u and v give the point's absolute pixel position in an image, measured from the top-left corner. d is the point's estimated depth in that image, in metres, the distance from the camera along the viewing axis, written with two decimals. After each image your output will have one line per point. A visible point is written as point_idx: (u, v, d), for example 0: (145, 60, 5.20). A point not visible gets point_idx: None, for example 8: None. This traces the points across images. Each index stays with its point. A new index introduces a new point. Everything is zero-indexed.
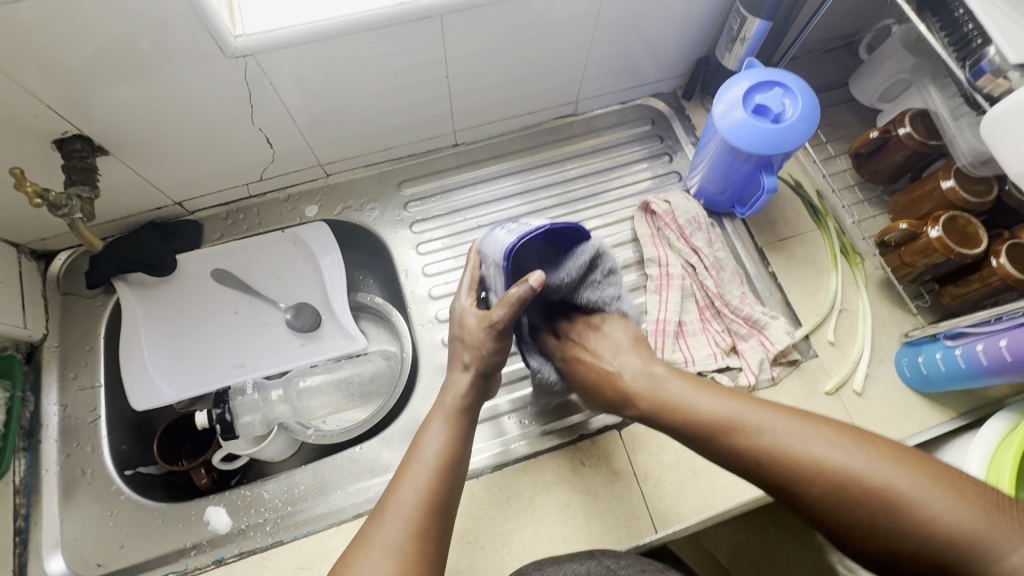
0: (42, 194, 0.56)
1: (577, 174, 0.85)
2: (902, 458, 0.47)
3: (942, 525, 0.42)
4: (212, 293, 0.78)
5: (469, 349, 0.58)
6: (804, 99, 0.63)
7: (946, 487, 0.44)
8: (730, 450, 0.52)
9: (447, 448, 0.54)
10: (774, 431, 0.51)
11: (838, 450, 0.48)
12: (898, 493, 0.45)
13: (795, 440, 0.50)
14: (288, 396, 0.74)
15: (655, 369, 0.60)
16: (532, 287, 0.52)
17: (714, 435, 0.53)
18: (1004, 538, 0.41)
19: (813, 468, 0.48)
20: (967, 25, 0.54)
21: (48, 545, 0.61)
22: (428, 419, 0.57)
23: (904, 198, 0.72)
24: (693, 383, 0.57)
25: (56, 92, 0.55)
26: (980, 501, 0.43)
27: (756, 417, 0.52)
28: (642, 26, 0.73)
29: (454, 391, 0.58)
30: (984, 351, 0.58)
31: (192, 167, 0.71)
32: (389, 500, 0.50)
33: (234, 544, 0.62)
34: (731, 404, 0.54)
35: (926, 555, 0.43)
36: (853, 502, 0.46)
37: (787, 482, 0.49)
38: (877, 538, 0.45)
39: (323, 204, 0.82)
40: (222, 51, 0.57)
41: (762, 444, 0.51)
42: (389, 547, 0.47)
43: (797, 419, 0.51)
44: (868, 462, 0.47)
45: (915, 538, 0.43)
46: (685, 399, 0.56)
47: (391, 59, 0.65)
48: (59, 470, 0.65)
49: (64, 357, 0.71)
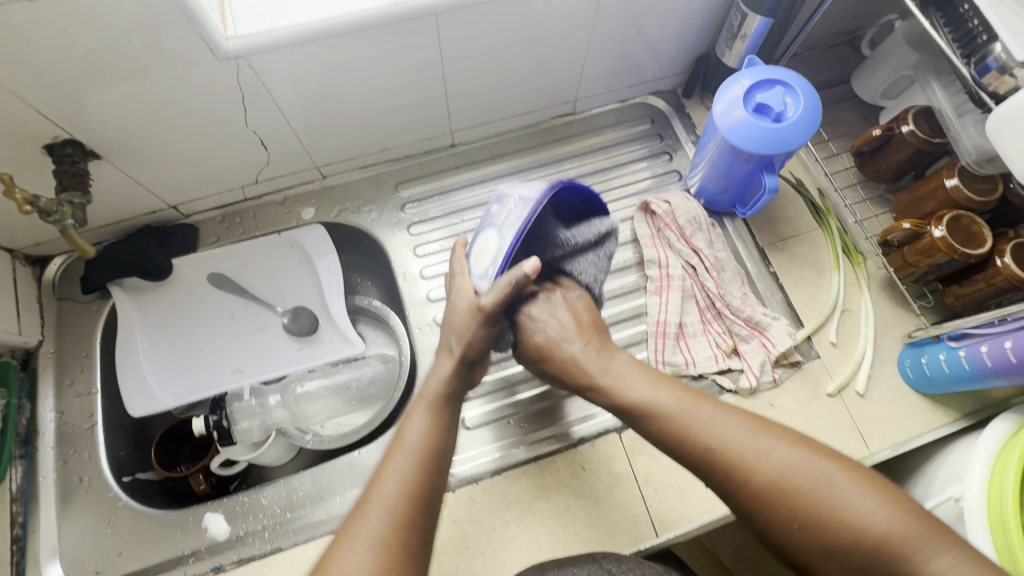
0: (31, 202, 0.56)
1: (576, 174, 0.85)
2: (843, 463, 0.46)
3: (873, 525, 0.42)
4: (209, 298, 0.78)
5: (456, 332, 0.58)
6: (806, 97, 0.62)
7: (878, 490, 0.44)
8: (674, 441, 0.51)
9: (432, 437, 0.52)
10: (721, 425, 0.49)
11: (781, 449, 0.47)
12: (834, 494, 0.44)
13: (741, 434, 0.48)
14: (285, 401, 0.73)
15: (613, 363, 0.58)
16: (527, 274, 0.53)
17: (661, 427, 0.52)
18: (931, 543, 0.41)
19: (757, 463, 0.47)
20: (971, 21, 0.52)
21: (46, 553, 0.61)
22: (409, 411, 0.55)
23: (908, 196, 0.71)
24: (650, 377, 0.55)
25: (45, 96, 0.54)
26: (909, 507, 0.43)
27: (705, 411, 0.51)
28: (642, 24, 0.72)
29: (437, 376, 0.56)
30: (988, 353, 0.57)
31: (185, 170, 0.70)
32: (371, 492, 0.47)
33: (232, 551, 0.62)
34: (683, 398, 0.52)
35: (855, 559, 0.42)
36: (788, 502, 0.45)
37: (726, 474, 0.48)
38: (810, 536, 0.44)
39: (319, 206, 0.81)
40: (214, 53, 0.56)
41: (707, 437, 0.49)
42: (370, 540, 0.44)
43: (746, 417, 0.50)
44: (808, 463, 0.46)
45: (846, 539, 0.43)
46: (638, 391, 0.54)
47: (386, 60, 0.64)
48: (56, 478, 0.65)
49: (60, 364, 0.71)
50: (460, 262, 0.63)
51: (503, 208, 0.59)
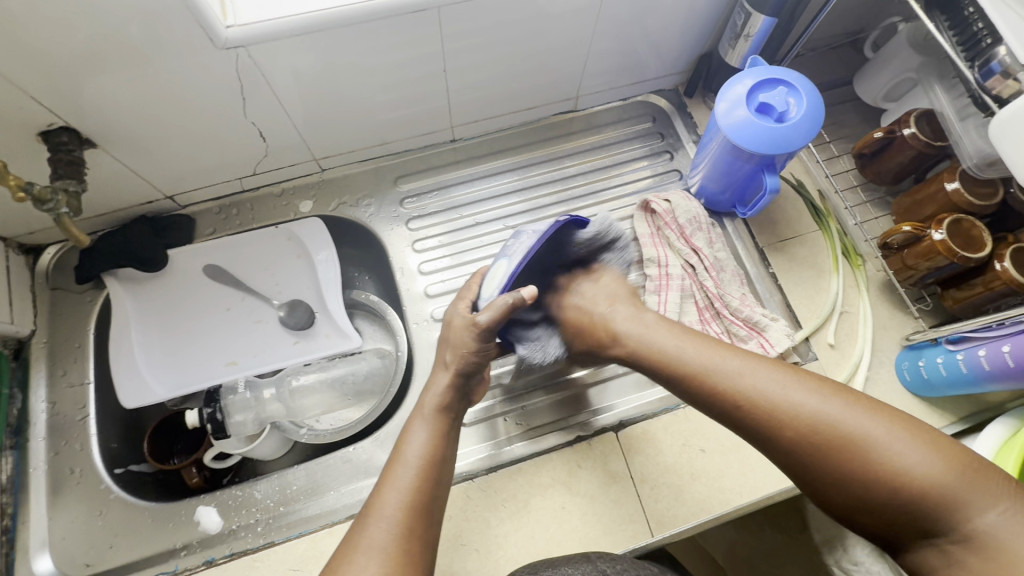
0: (25, 188, 0.55)
1: (576, 171, 0.84)
2: (885, 415, 0.45)
3: (919, 476, 0.41)
4: (205, 289, 0.77)
5: (450, 348, 0.57)
6: (809, 97, 0.62)
7: (925, 440, 0.43)
8: (706, 393, 0.51)
9: (430, 449, 0.51)
10: (755, 378, 0.49)
11: (819, 401, 0.46)
12: (876, 444, 0.43)
13: (775, 387, 0.48)
14: (281, 395, 0.73)
15: (643, 319, 0.60)
16: (523, 298, 0.55)
17: (693, 383, 0.52)
18: (979, 495, 0.40)
19: (790, 414, 0.46)
20: (976, 25, 0.52)
21: (36, 545, 0.60)
22: (408, 423, 0.54)
23: (909, 198, 0.70)
24: (682, 333, 0.56)
25: (41, 83, 0.53)
26: (957, 456, 0.42)
27: (737, 364, 0.51)
28: (645, 22, 0.72)
29: (433, 391, 0.55)
30: (986, 356, 0.57)
31: (181, 159, 0.69)
32: (373, 504, 0.48)
33: (225, 545, 0.61)
34: (714, 354, 0.52)
35: (896, 507, 0.42)
36: (826, 451, 0.44)
37: (759, 424, 0.48)
38: (851, 486, 0.44)
39: (317, 199, 0.81)
40: (213, 42, 0.55)
41: (740, 388, 0.49)
42: (373, 549, 0.45)
43: (783, 369, 0.49)
44: (849, 415, 0.45)
45: (889, 488, 0.42)
46: (670, 347, 0.55)
47: (387, 52, 0.64)
48: (46, 469, 0.64)
49: (53, 354, 0.70)
50: (469, 288, 0.63)
51: (517, 242, 0.63)
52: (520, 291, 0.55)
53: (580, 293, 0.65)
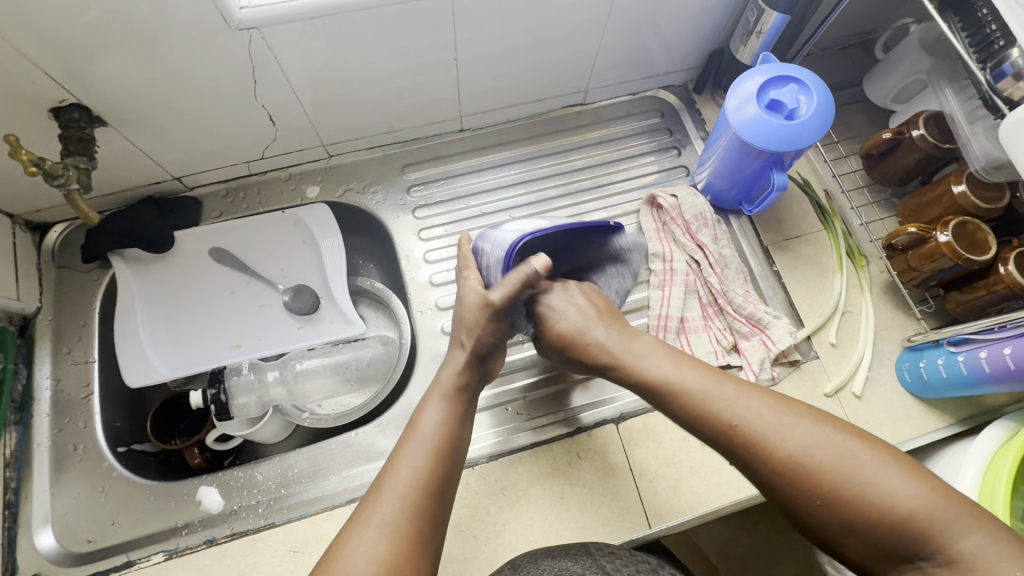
0: (38, 162, 0.55)
1: (582, 165, 0.84)
2: (868, 441, 0.45)
3: (902, 503, 0.41)
4: (209, 272, 0.77)
5: (466, 328, 0.57)
6: (820, 95, 0.62)
7: (906, 468, 0.43)
8: (694, 417, 0.50)
9: (446, 428, 0.52)
10: (746, 404, 0.48)
11: (808, 428, 0.46)
12: (861, 471, 0.43)
13: (766, 412, 0.47)
14: (283, 378, 0.73)
15: (637, 343, 0.56)
16: (536, 270, 0.53)
17: (681, 408, 0.50)
18: (958, 522, 0.40)
19: (779, 440, 0.45)
20: (990, 26, 0.53)
21: (38, 519, 0.61)
22: (424, 400, 0.55)
23: (915, 201, 0.71)
24: (672, 357, 0.54)
25: (54, 60, 0.53)
26: (938, 487, 0.42)
27: (729, 389, 0.49)
28: (656, 16, 0.72)
29: (450, 369, 0.56)
30: (987, 358, 0.57)
31: (191, 142, 0.69)
32: (385, 478, 0.48)
33: (226, 525, 0.62)
34: (706, 376, 0.51)
35: (878, 534, 0.42)
36: (812, 480, 0.44)
37: (748, 450, 0.46)
38: (837, 513, 0.43)
39: (324, 184, 0.81)
40: (227, 23, 0.55)
41: (730, 413, 0.48)
42: (384, 525, 0.45)
43: (770, 396, 0.48)
44: (833, 441, 0.45)
45: (873, 516, 0.42)
46: (661, 372, 0.53)
47: (398, 39, 0.64)
48: (50, 445, 0.65)
49: (58, 332, 0.70)
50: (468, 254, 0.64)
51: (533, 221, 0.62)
52: (529, 262, 0.54)
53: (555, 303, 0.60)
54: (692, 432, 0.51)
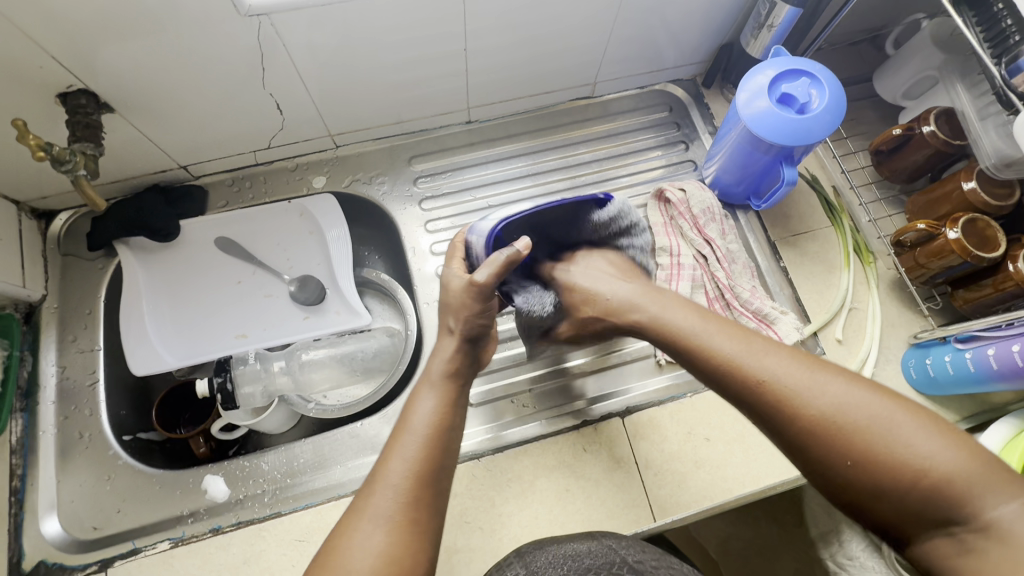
0: (46, 147, 0.55)
1: (589, 158, 0.84)
2: (901, 403, 0.43)
3: (937, 465, 0.39)
4: (215, 261, 0.77)
5: (453, 312, 0.57)
6: (831, 89, 0.62)
7: (940, 431, 0.41)
8: (720, 375, 0.48)
9: (436, 417, 0.51)
10: (774, 362, 0.46)
11: (838, 387, 0.44)
12: (894, 431, 0.41)
13: (793, 371, 0.46)
14: (290, 367, 0.74)
15: (661, 298, 0.57)
16: (519, 251, 0.54)
17: (707, 367, 0.49)
18: (996, 488, 0.38)
19: (807, 398, 0.44)
20: (1005, 21, 0.52)
21: (44, 506, 0.61)
22: (415, 390, 0.54)
23: (924, 197, 0.70)
24: (697, 313, 0.54)
25: (61, 45, 0.53)
26: (974, 449, 0.40)
27: (755, 347, 0.48)
28: (667, 9, 0.72)
29: (440, 357, 0.56)
30: (995, 356, 0.57)
31: (197, 130, 0.69)
32: (379, 472, 0.47)
33: (232, 514, 0.62)
34: (733, 335, 0.50)
35: (912, 497, 0.40)
36: (843, 439, 0.42)
37: (772, 408, 0.45)
38: (868, 474, 0.41)
39: (330, 175, 0.80)
40: (237, 9, 0.55)
41: (756, 370, 0.46)
42: (379, 518, 0.45)
43: (799, 354, 0.47)
44: (865, 401, 0.43)
45: (907, 478, 0.40)
46: (687, 328, 0.52)
47: (407, 29, 0.63)
48: (56, 432, 0.65)
49: (63, 319, 0.70)
50: (459, 245, 0.63)
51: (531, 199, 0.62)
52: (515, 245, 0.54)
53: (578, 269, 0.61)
54: (716, 392, 0.49)
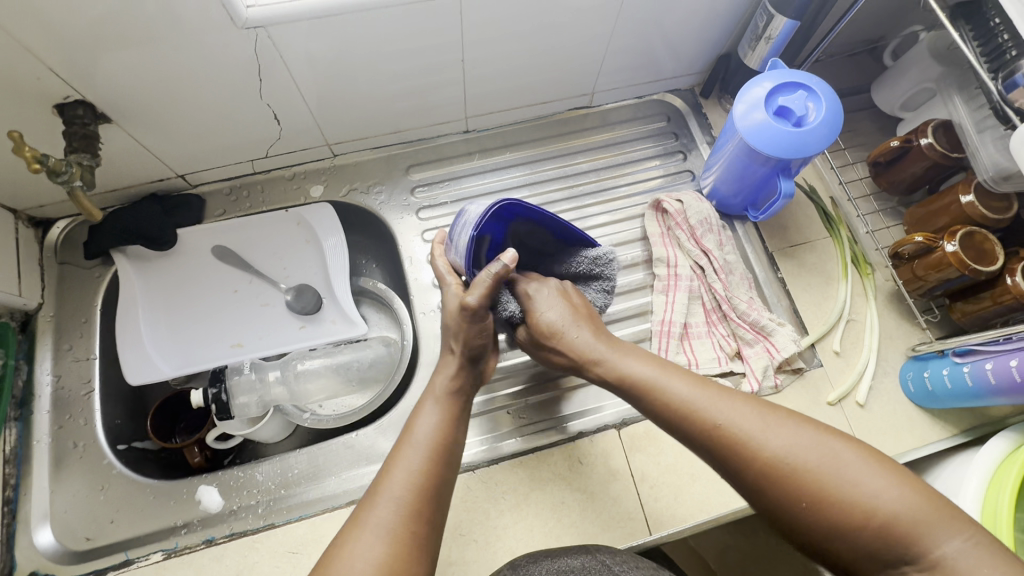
0: (41, 160, 0.55)
1: (587, 168, 0.84)
2: (846, 442, 0.44)
3: (884, 504, 0.40)
4: (212, 270, 0.77)
5: (454, 335, 0.57)
6: (828, 103, 0.62)
7: (886, 470, 0.42)
8: (676, 424, 0.49)
9: (440, 432, 0.51)
10: (730, 409, 0.47)
11: (789, 433, 0.44)
12: (840, 473, 0.42)
13: (742, 416, 0.46)
14: (284, 378, 0.73)
15: (613, 344, 0.57)
16: (505, 266, 0.53)
17: (663, 416, 0.49)
18: (943, 525, 0.39)
19: (757, 445, 0.44)
20: (1001, 35, 0.53)
21: (37, 517, 0.61)
22: (419, 404, 0.54)
23: (922, 209, 0.70)
24: (650, 356, 0.54)
25: (58, 57, 0.53)
26: (919, 487, 0.41)
27: (704, 394, 0.48)
28: (664, 20, 0.72)
29: (443, 374, 0.56)
30: (993, 371, 0.57)
31: (195, 140, 0.69)
32: (380, 483, 0.47)
33: (225, 525, 0.61)
34: (691, 383, 0.50)
35: (863, 538, 0.40)
36: (794, 484, 0.42)
37: (727, 454, 0.45)
38: (819, 518, 0.41)
39: (328, 184, 0.80)
40: (234, 22, 0.55)
41: (707, 417, 0.47)
42: (380, 529, 0.44)
43: (745, 398, 0.48)
44: (813, 443, 0.44)
45: (857, 519, 0.40)
46: (642, 373, 0.52)
47: (405, 40, 0.64)
48: (50, 442, 0.64)
49: (60, 327, 0.70)
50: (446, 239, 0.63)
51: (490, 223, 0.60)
52: (499, 258, 0.54)
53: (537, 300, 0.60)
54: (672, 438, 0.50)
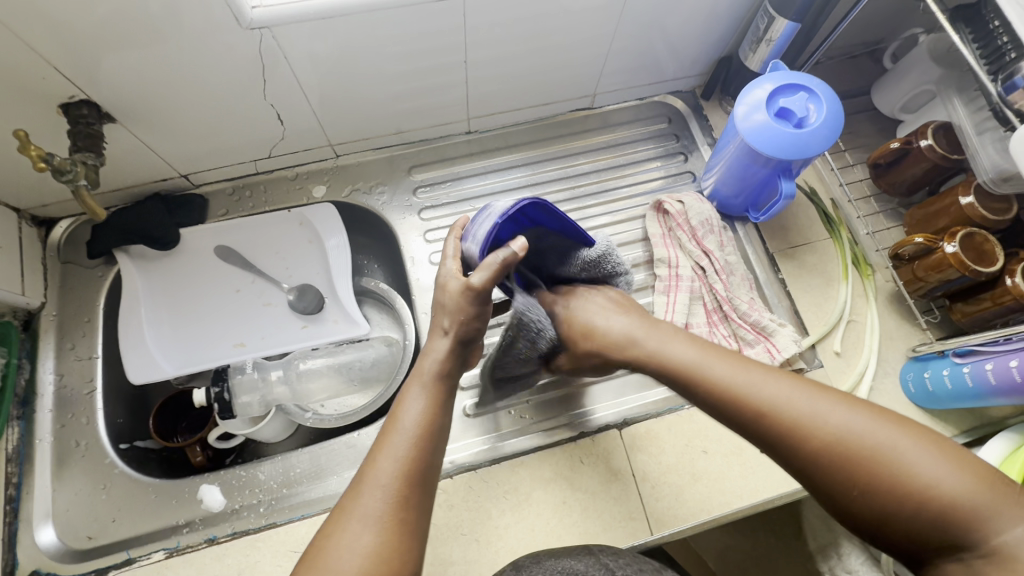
0: (46, 159, 0.55)
1: (588, 169, 0.84)
2: (905, 426, 0.44)
3: (943, 489, 0.40)
4: (215, 270, 0.77)
5: (449, 313, 0.55)
6: (829, 104, 0.62)
7: (948, 454, 0.42)
8: (722, 405, 0.50)
9: (426, 418, 0.51)
10: (786, 392, 0.48)
11: (843, 414, 0.45)
12: (899, 456, 0.42)
13: (797, 398, 0.47)
14: (287, 377, 0.74)
15: (656, 332, 0.58)
16: (517, 253, 0.53)
17: (709, 395, 0.51)
18: (1003, 510, 0.39)
19: (813, 426, 0.45)
20: (1001, 38, 0.53)
21: (39, 516, 0.61)
22: (405, 388, 0.54)
23: (921, 211, 0.71)
24: (699, 344, 0.55)
25: (63, 56, 0.53)
26: (981, 472, 0.41)
27: (758, 376, 0.49)
28: (665, 22, 0.72)
29: (432, 357, 0.55)
30: (993, 370, 0.57)
31: (198, 140, 0.69)
32: (369, 469, 0.47)
33: (227, 524, 0.61)
34: (736, 366, 0.51)
35: (921, 521, 0.41)
36: (849, 466, 0.43)
37: (780, 436, 0.47)
38: (874, 500, 0.42)
39: (330, 184, 0.81)
40: (239, 22, 0.55)
41: (760, 398, 0.48)
42: (368, 518, 0.45)
43: (801, 380, 0.49)
44: (869, 426, 0.44)
45: (913, 502, 0.41)
46: (687, 360, 0.53)
47: (408, 41, 0.64)
48: (53, 441, 0.65)
49: (62, 327, 0.70)
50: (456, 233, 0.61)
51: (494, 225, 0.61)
52: (510, 246, 0.54)
53: (584, 302, 0.63)
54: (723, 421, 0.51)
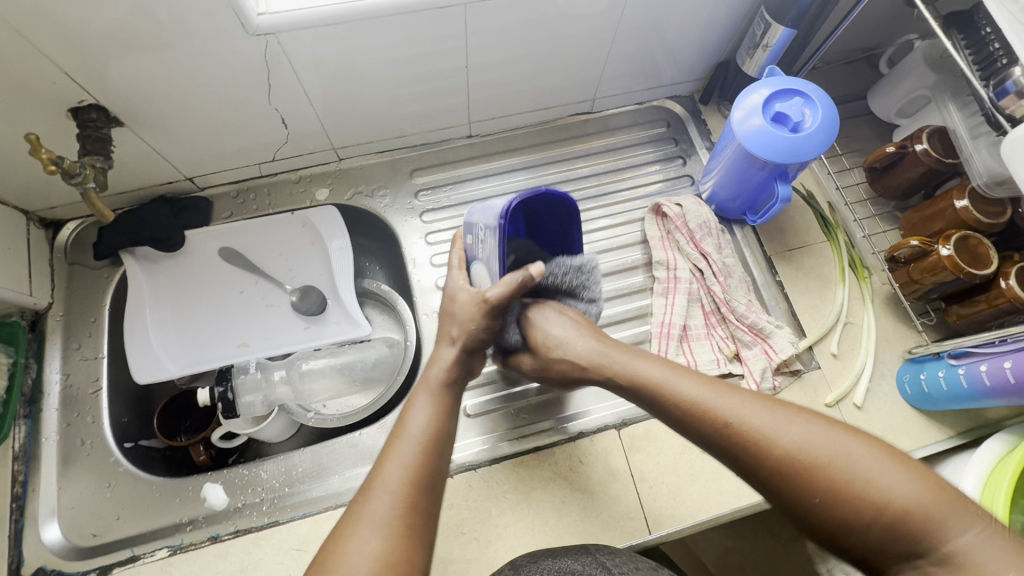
0: (57, 161, 0.56)
1: (588, 172, 0.85)
2: (862, 437, 0.45)
3: (897, 499, 0.41)
4: (219, 272, 0.78)
5: (458, 323, 0.59)
6: (824, 108, 0.63)
7: (902, 465, 0.42)
8: (689, 423, 0.50)
9: (433, 425, 0.52)
10: (743, 408, 0.48)
11: (800, 428, 0.46)
12: (854, 467, 0.43)
13: (755, 413, 0.47)
14: (289, 377, 0.74)
15: (625, 350, 0.58)
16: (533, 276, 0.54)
17: (670, 411, 0.51)
18: (956, 518, 0.40)
19: (770, 441, 0.45)
20: (993, 45, 0.54)
21: (45, 513, 0.62)
22: (411, 397, 0.56)
23: (917, 214, 0.71)
24: (663, 361, 0.55)
25: (73, 62, 0.55)
26: (933, 481, 0.42)
27: (717, 391, 0.50)
28: (664, 28, 0.73)
29: (439, 365, 0.57)
30: (987, 371, 0.57)
31: (203, 143, 0.70)
32: (376, 476, 0.47)
33: (229, 522, 0.62)
34: (702, 384, 0.51)
35: (878, 532, 0.41)
36: (807, 478, 0.43)
37: (740, 452, 0.47)
38: (832, 511, 0.42)
39: (333, 187, 0.82)
40: (245, 28, 0.56)
41: (719, 414, 0.48)
42: (377, 523, 0.44)
43: (761, 395, 0.49)
44: (827, 439, 0.44)
45: (868, 511, 0.41)
46: (650, 376, 0.54)
47: (411, 47, 0.65)
48: (59, 439, 0.65)
49: (68, 327, 0.71)
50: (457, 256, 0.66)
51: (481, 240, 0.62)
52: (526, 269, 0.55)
53: (545, 319, 0.62)
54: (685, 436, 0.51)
